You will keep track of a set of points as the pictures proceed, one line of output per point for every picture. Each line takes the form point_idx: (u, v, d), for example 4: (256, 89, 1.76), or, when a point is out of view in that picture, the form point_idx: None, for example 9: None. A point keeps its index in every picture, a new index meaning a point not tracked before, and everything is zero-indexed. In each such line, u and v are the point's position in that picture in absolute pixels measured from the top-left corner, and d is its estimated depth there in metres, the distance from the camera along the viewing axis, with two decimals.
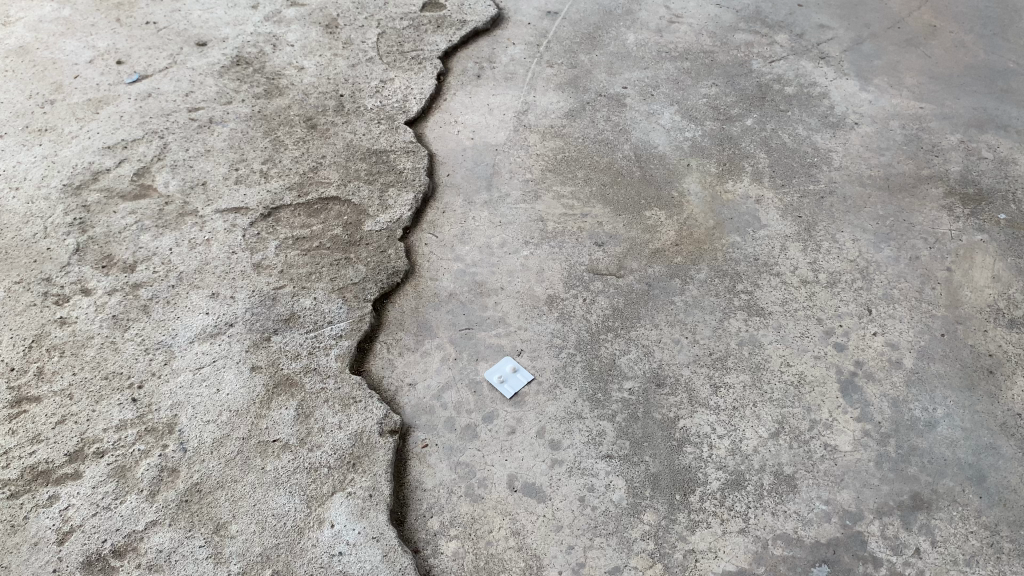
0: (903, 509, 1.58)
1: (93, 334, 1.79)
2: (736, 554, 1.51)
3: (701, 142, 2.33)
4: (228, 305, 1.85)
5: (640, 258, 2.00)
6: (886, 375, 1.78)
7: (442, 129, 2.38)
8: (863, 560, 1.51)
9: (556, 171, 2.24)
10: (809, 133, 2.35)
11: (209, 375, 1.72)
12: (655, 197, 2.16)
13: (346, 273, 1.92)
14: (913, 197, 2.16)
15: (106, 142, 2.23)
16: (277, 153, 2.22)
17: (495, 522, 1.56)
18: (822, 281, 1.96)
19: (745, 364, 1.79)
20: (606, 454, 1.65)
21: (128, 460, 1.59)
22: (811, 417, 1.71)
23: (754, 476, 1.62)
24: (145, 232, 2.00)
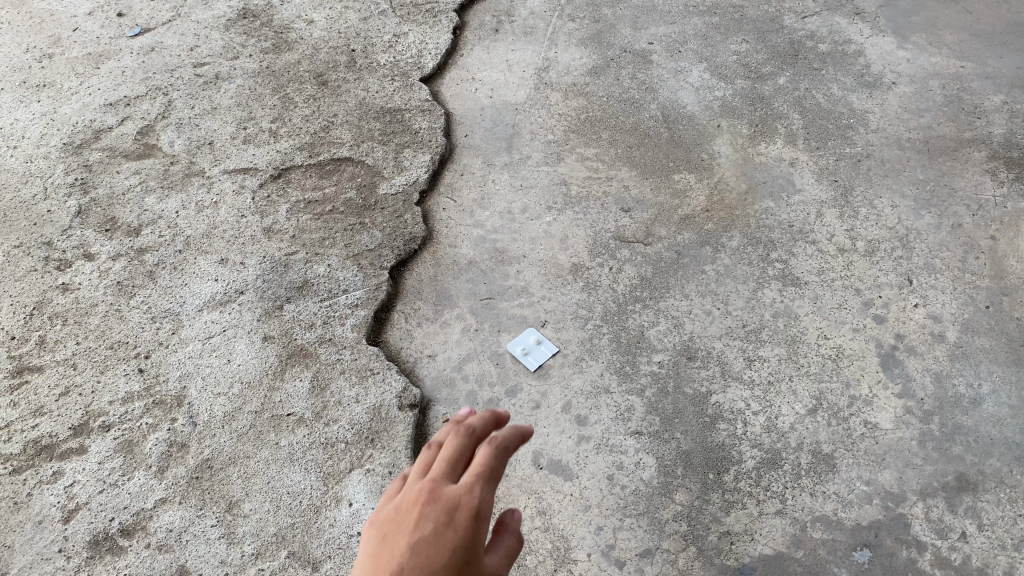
0: (947, 491, 1.50)
1: (97, 301, 1.71)
2: (773, 536, 1.45)
3: (732, 102, 2.22)
4: (238, 272, 1.76)
5: (668, 224, 1.91)
6: (928, 349, 1.70)
7: (458, 86, 2.27)
8: (907, 543, 1.44)
9: (579, 132, 2.14)
10: (845, 93, 2.24)
11: (219, 345, 1.64)
12: (684, 160, 2.06)
13: (360, 238, 1.83)
14: (954, 161, 2.05)
15: (107, 98, 2.13)
16: (286, 111, 2.12)
17: (521, 501, 1.49)
18: (860, 250, 1.86)
19: (781, 337, 1.71)
20: (635, 431, 1.57)
21: (135, 434, 1.52)
22: (850, 393, 1.63)
23: (791, 455, 1.55)
24: (150, 193, 1.91)
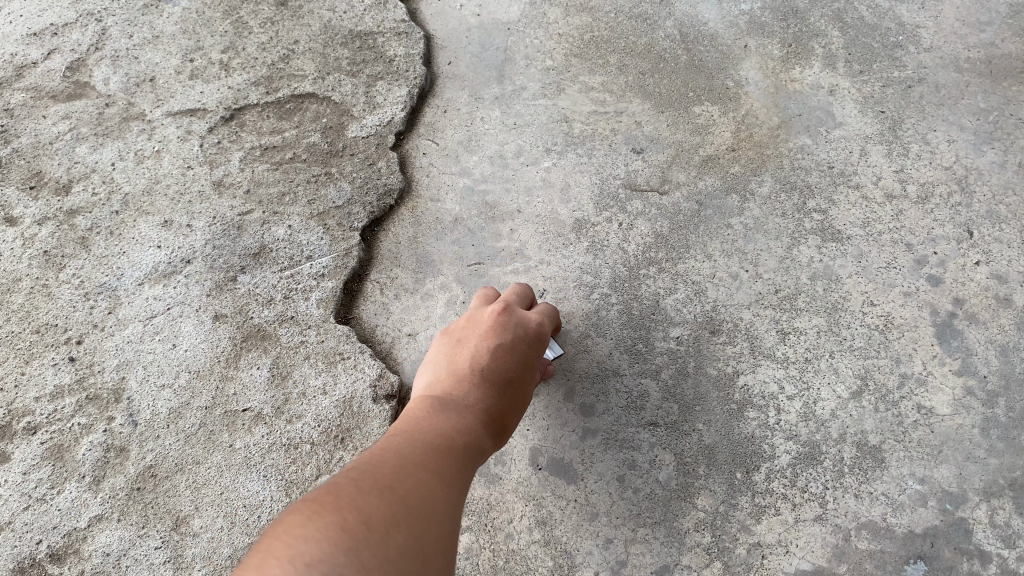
0: (1015, 490, 1.28)
1: (21, 276, 1.46)
2: (811, 548, 1.24)
3: (760, 16, 1.91)
4: (185, 237, 1.51)
5: (687, 168, 1.64)
6: (992, 316, 1.45)
7: (441, 3, 1.96)
8: (968, 555, 1.23)
9: (583, 56, 1.84)
10: (892, 4, 1.93)
11: (162, 327, 1.41)
12: (706, 88, 1.77)
13: (327, 192, 1.57)
14: (1022, 84, 1.76)
15: (30, 26, 1.83)
16: (240, 38, 1.82)
17: (517, 509, 1.28)
18: (911, 196, 1.59)
19: (820, 305, 1.46)
20: (649, 422, 1.35)
21: (66, 438, 1.30)
22: (901, 371, 1.39)
23: (832, 448, 1.32)
24: (81, 142, 1.63)
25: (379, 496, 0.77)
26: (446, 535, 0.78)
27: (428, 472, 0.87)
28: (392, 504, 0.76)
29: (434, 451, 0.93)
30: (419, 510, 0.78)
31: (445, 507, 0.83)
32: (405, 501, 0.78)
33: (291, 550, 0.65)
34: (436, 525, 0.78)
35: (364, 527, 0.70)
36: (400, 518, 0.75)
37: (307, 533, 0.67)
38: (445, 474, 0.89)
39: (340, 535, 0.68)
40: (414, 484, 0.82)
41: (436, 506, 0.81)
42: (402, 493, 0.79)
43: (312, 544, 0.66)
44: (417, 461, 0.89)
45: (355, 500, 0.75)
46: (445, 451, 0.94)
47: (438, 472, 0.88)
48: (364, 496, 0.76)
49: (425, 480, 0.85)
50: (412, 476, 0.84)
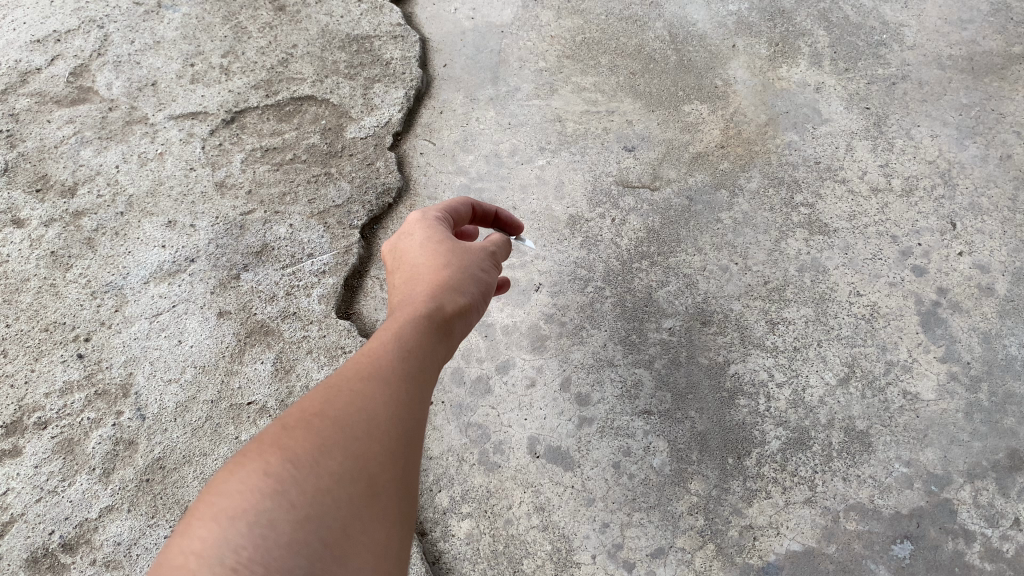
0: (997, 471, 1.32)
1: (29, 276, 1.50)
2: (801, 530, 1.28)
3: (748, 18, 1.96)
4: (189, 237, 1.55)
5: (678, 164, 1.68)
6: (975, 304, 1.49)
7: (436, 7, 2.01)
8: (953, 534, 1.27)
9: (575, 57, 1.88)
10: (876, 5, 1.99)
11: (168, 324, 1.44)
12: (695, 87, 1.82)
13: (327, 192, 1.61)
14: (1002, 80, 1.81)
15: (33, 32, 1.87)
16: (239, 43, 1.86)
17: (516, 496, 1.32)
18: (896, 189, 1.64)
19: (808, 295, 1.50)
20: (644, 410, 1.39)
21: (76, 432, 1.33)
22: (886, 359, 1.44)
23: (821, 434, 1.36)
24: (85, 145, 1.67)
25: (313, 424, 0.71)
26: (397, 449, 0.73)
27: (378, 375, 0.79)
28: (328, 429, 0.71)
29: (391, 341, 0.85)
30: (360, 430, 0.72)
31: (401, 413, 0.76)
32: (342, 422, 0.72)
33: (213, 509, 0.61)
34: (385, 442, 0.72)
35: (296, 465, 0.66)
36: (333, 443, 0.69)
37: (231, 485, 0.63)
38: (406, 369, 0.81)
39: (267, 481, 0.64)
40: (358, 392, 0.76)
41: (382, 416, 0.75)
42: (340, 413, 0.73)
43: (238, 497, 0.62)
44: (374, 365, 0.80)
45: (285, 433, 0.69)
46: (407, 338, 0.85)
47: (390, 369, 0.80)
48: (301, 424, 0.71)
49: (374, 386, 0.77)
50: (354, 385, 0.77)
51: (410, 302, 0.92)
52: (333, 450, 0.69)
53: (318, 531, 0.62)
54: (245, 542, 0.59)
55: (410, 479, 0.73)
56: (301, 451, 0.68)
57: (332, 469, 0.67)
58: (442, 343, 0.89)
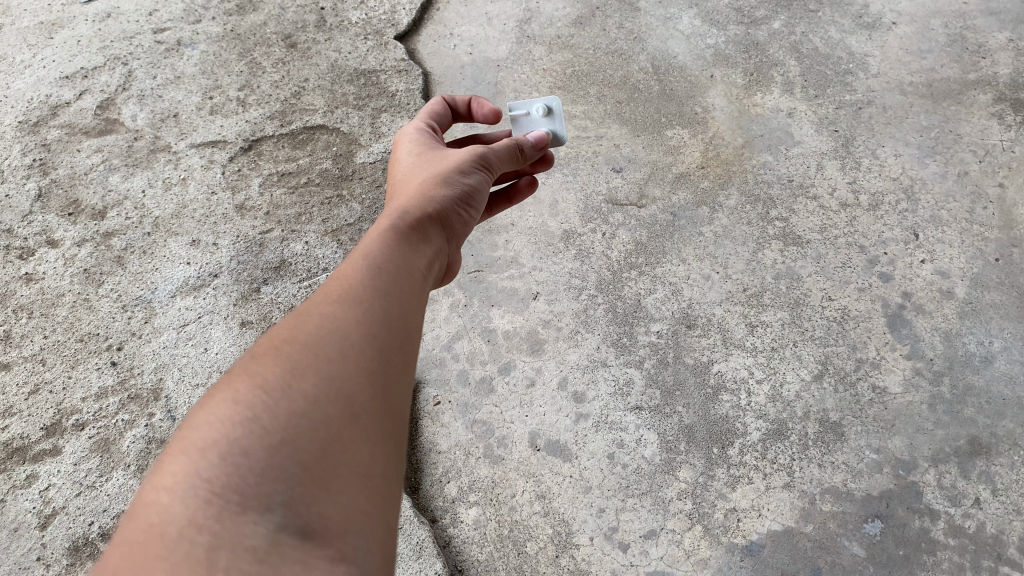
0: (959, 456, 1.44)
1: (64, 291, 1.62)
2: (780, 511, 1.39)
3: (724, 49, 2.12)
4: (211, 254, 1.67)
5: (663, 184, 1.82)
6: (937, 307, 1.62)
7: (436, 44, 2.16)
8: (919, 513, 1.38)
9: (566, 88, 2.03)
10: (843, 36, 2.15)
11: (195, 333, 1.55)
12: (677, 114, 1.97)
13: (339, 212, 1.74)
14: (958, 105, 1.98)
15: (63, 70, 2.02)
16: (254, 77, 2.01)
17: (520, 485, 1.43)
18: (863, 204, 1.78)
19: (783, 300, 1.63)
20: (635, 406, 1.50)
21: (112, 433, 1.43)
22: (857, 357, 1.56)
23: (797, 425, 1.48)
24: (113, 173, 1.81)
25: (284, 346, 0.69)
26: (378, 360, 0.71)
27: (354, 289, 0.77)
28: (300, 350, 0.69)
29: (365, 254, 0.82)
30: (333, 347, 0.70)
31: (382, 324, 0.74)
32: (313, 341, 0.70)
33: (185, 444, 0.61)
34: (362, 354, 0.70)
35: (269, 389, 0.65)
36: (306, 365, 0.68)
37: (202, 419, 0.63)
38: (382, 280, 0.79)
39: (237, 411, 0.63)
40: (331, 308, 0.74)
41: (357, 328, 0.72)
42: (311, 333, 0.71)
43: (207, 429, 0.62)
44: (356, 278, 0.78)
45: (256, 361, 0.68)
46: (381, 252, 0.84)
47: (364, 281, 0.78)
48: (272, 350, 0.69)
49: (346, 300, 0.75)
50: (324, 302, 0.75)
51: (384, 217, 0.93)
52: (306, 370, 0.67)
53: (295, 455, 0.61)
54: (219, 474, 0.58)
55: (397, 391, 0.71)
56: (272, 375, 0.66)
57: (306, 388, 0.66)
58: (419, 249, 0.89)
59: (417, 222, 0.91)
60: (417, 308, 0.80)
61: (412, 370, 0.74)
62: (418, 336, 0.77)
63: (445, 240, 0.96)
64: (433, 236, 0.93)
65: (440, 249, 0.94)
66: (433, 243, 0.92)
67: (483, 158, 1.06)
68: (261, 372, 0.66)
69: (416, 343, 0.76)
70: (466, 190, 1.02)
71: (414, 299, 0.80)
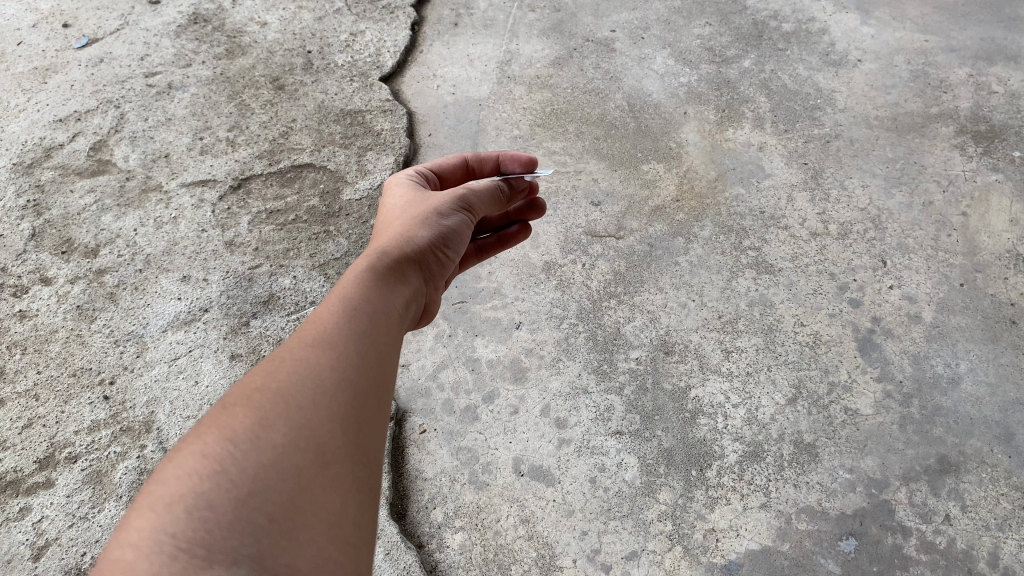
0: (930, 474, 1.47)
1: (57, 328, 1.65)
2: (759, 531, 1.40)
3: (697, 87, 2.21)
4: (202, 289, 1.72)
5: (640, 216, 1.89)
6: (905, 330, 1.68)
7: (419, 84, 2.23)
8: (892, 530, 1.40)
9: (546, 125, 2.10)
10: (811, 73, 2.25)
11: (185, 367, 1.59)
12: (653, 149, 2.04)
13: (326, 247, 1.79)
14: (922, 137, 2.06)
15: (57, 113, 2.08)
16: (243, 119, 2.08)
17: (503, 510, 1.45)
18: (833, 233, 1.85)
19: (757, 326, 1.69)
20: (616, 431, 1.54)
21: (104, 464, 1.45)
22: (829, 380, 1.60)
23: (773, 446, 1.51)
24: (106, 212, 1.86)
25: (256, 399, 0.74)
26: (345, 412, 0.76)
27: (325, 343, 0.83)
28: (271, 403, 0.74)
29: (339, 307, 0.89)
30: (303, 401, 0.75)
31: (348, 376, 0.80)
32: (284, 395, 0.75)
33: (150, 499, 0.64)
34: (330, 406, 0.76)
35: (239, 442, 0.69)
36: (275, 419, 0.72)
37: (169, 473, 0.66)
38: (353, 333, 0.85)
39: (202, 466, 0.67)
40: (298, 363, 0.79)
41: (327, 382, 0.78)
42: (281, 387, 0.76)
43: (173, 484, 0.65)
44: (324, 332, 0.84)
45: (228, 415, 0.72)
46: (354, 302, 0.90)
47: (336, 336, 0.84)
48: (244, 404, 0.74)
49: (317, 354, 0.81)
50: (295, 357, 0.80)
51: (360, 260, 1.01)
52: (277, 423, 0.72)
53: (262, 508, 0.65)
54: (186, 527, 0.61)
55: (363, 440, 0.76)
56: (243, 429, 0.71)
57: (276, 441, 0.70)
58: (393, 296, 0.96)
59: (393, 267, 1.00)
60: (386, 359, 0.86)
61: (381, 421, 0.79)
62: (386, 388, 0.83)
63: (421, 280, 1.05)
64: (409, 279, 1.02)
65: (415, 291, 1.02)
66: (406, 288, 0.99)
67: (462, 200, 1.16)
68: (232, 426, 0.71)
69: (384, 394, 0.82)
70: (444, 237, 1.11)
71: (384, 352, 0.86)
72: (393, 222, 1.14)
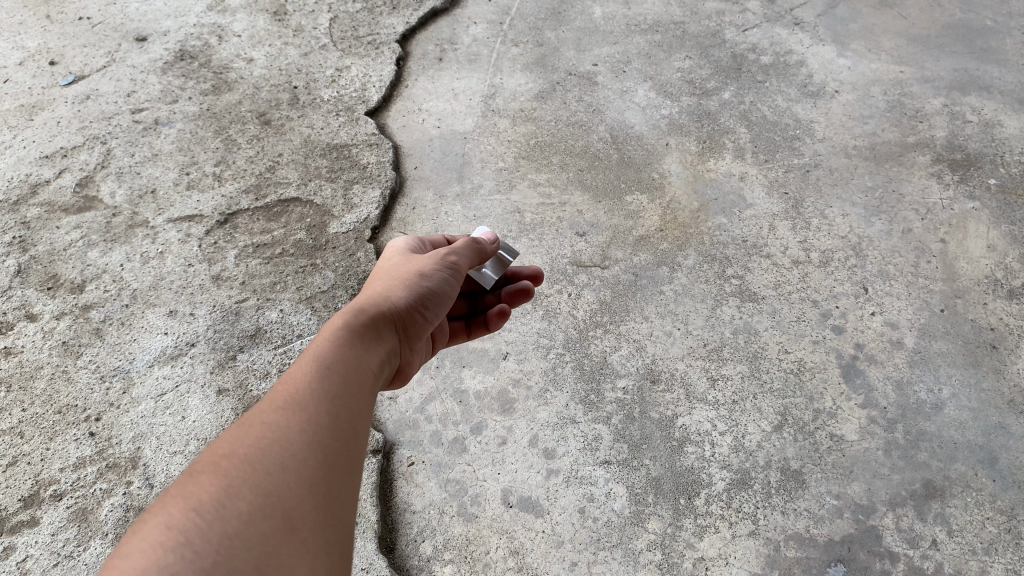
0: (915, 499, 1.48)
1: (42, 364, 1.64)
2: (748, 559, 1.41)
3: (679, 119, 2.25)
4: (189, 323, 1.72)
5: (624, 246, 1.91)
6: (888, 356, 1.70)
7: (405, 118, 2.26)
8: (880, 556, 1.41)
9: (531, 157, 2.13)
10: (789, 104, 2.29)
11: (172, 402, 1.58)
12: (636, 180, 2.07)
13: (313, 280, 1.80)
14: (899, 166, 2.10)
15: (43, 150, 2.09)
16: (230, 154, 2.10)
17: (492, 542, 1.44)
18: (814, 261, 1.88)
19: (742, 354, 1.70)
20: (604, 460, 1.54)
21: (90, 501, 1.43)
22: (814, 407, 1.62)
23: (760, 473, 1.52)
24: (92, 248, 1.86)
25: (224, 467, 0.77)
26: (313, 474, 0.79)
27: (297, 405, 0.86)
28: (239, 470, 0.77)
29: (314, 365, 0.92)
30: (272, 464, 0.78)
31: (318, 437, 0.83)
32: (252, 461, 0.78)
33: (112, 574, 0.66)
34: (301, 469, 0.79)
35: (205, 512, 0.72)
36: (242, 485, 0.75)
37: (133, 546, 0.68)
38: (326, 393, 0.88)
39: (166, 538, 0.69)
40: (269, 427, 0.82)
41: (297, 445, 0.81)
42: (251, 453, 0.79)
43: (136, 558, 0.67)
44: (299, 391, 0.88)
45: (194, 485, 0.75)
46: (330, 360, 0.93)
47: (309, 396, 0.87)
48: (211, 472, 0.76)
49: (289, 415, 0.84)
50: (267, 420, 0.84)
51: (340, 315, 1.05)
52: (243, 490, 0.75)
53: None
54: None
55: (332, 501, 0.79)
56: (209, 499, 0.73)
57: (241, 508, 0.73)
58: (369, 352, 1.00)
59: (373, 324, 1.04)
60: (358, 416, 0.89)
61: (353, 479, 0.83)
62: (357, 445, 0.86)
63: (398, 332, 1.09)
64: (385, 333, 1.06)
65: (391, 346, 1.06)
66: (382, 342, 1.03)
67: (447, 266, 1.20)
68: (197, 497, 0.73)
69: (357, 451, 0.85)
70: (428, 299, 1.15)
71: (358, 409, 0.90)
72: (379, 280, 1.19)
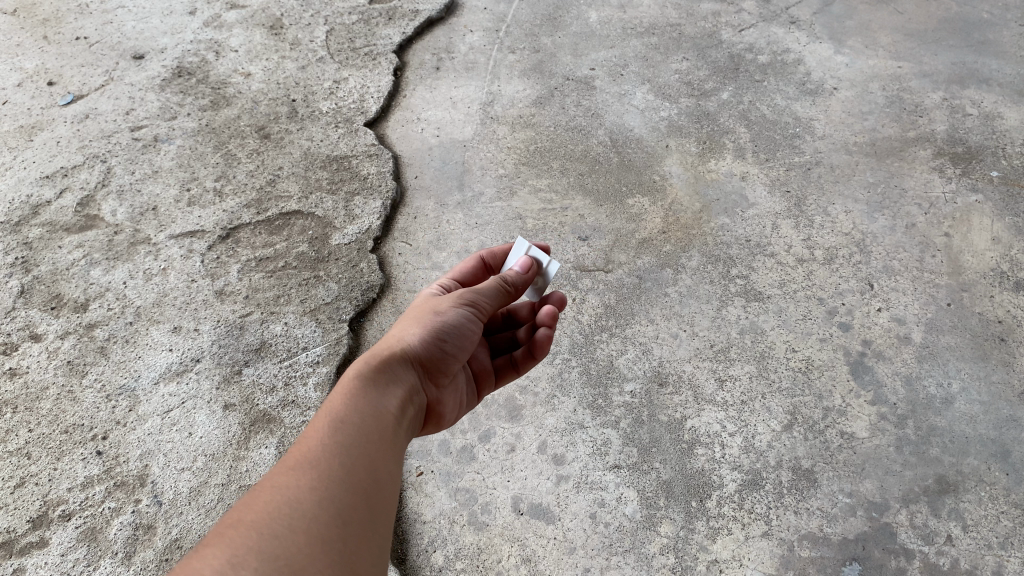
0: (929, 495, 1.46)
1: (48, 384, 1.64)
2: (762, 560, 1.39)
3: (678, 121, 2.25)
4: (193, 339, 1.71)
5: (627, 250, 1.91)
6: (896, 352, 1.68)
7: (404, 128, 2.26)
8: (895, 553, 1.39)
9: (531, 163, 2.13)
10: (788, 103, 2.29)
11: (179, 419, 1.57)
12: (637, 183, 2.07)
13: (316, 291, 1.80)
14: (901, 161, 2.10)
15: (43, 171, 2.09)
16: (230, 168, 2.10)
17: (504, 550, 1.43)
18: (818, 258, 1.87)
19: (749, 354, 1.69)
20: (614, 465, 1.53)
21: (98, 520, 1.42)
22: (823, 405, 1.60)
23: (771, 474, 1.50)
24: (95, 267, 1.86)
25: (233, 536, 0.79)
26: (324, 534, 0.83)
27: (308, 467, 0.90)
28: (247, 536, 0.79)
29: (325, 425, 0.96)
30: (279, 529, 0.81)
31: (324, 498, 0.86)
32: (260, 526, 0.81)
33: None
34: (312, 528, 0.82)
35: None
36: (252, 553, 0.78)
37: None
38: (337, 451, 0.93)
39: None
40: (276, 495, 0.85)
41: (308, 504, 0.85)
42: (260, 520, 0.82)
43: None
44: (310, 456, 0.91)
45: (204, 555, 0.77)
46: (343, 418, 0.98)
47: (321, 456, 0.91)
48: (220, 543, 0.79)
49: (299, 480, 0.88)
50: (275, 485, 0.87)
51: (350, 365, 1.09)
52: (250, 556, 0.77)
53: None
54: None
55: (346, 558, 0.82)
56: (216, 568, 0.75)
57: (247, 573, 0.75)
58: (386, 401, 1.04)
59: (386, 377, 1.07)
60: (371, 471, 0.93)
61: (367, 533, 0.87)
62: (372, 497, 0.91)
63: (414, 373, 1.13)
64: (399, 376, 1.09)
65: (407, 389, 1.09)
66: (399, 391, 1.08)
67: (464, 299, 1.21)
68: (204, 566, 0.76)
69: (371, 504, 0.90)
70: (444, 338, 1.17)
71: (372, 460, 0.95)
72: (408, 314, 1.23)
